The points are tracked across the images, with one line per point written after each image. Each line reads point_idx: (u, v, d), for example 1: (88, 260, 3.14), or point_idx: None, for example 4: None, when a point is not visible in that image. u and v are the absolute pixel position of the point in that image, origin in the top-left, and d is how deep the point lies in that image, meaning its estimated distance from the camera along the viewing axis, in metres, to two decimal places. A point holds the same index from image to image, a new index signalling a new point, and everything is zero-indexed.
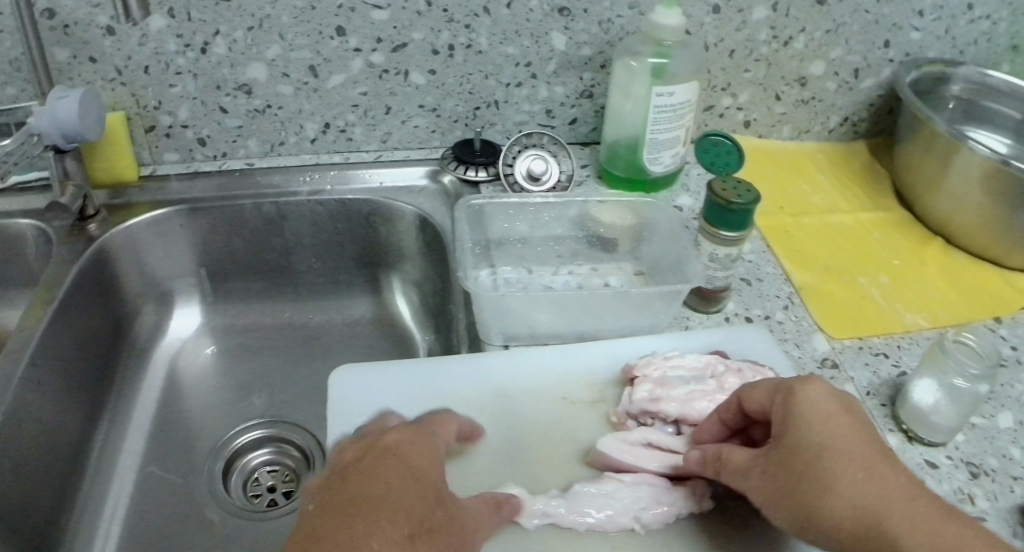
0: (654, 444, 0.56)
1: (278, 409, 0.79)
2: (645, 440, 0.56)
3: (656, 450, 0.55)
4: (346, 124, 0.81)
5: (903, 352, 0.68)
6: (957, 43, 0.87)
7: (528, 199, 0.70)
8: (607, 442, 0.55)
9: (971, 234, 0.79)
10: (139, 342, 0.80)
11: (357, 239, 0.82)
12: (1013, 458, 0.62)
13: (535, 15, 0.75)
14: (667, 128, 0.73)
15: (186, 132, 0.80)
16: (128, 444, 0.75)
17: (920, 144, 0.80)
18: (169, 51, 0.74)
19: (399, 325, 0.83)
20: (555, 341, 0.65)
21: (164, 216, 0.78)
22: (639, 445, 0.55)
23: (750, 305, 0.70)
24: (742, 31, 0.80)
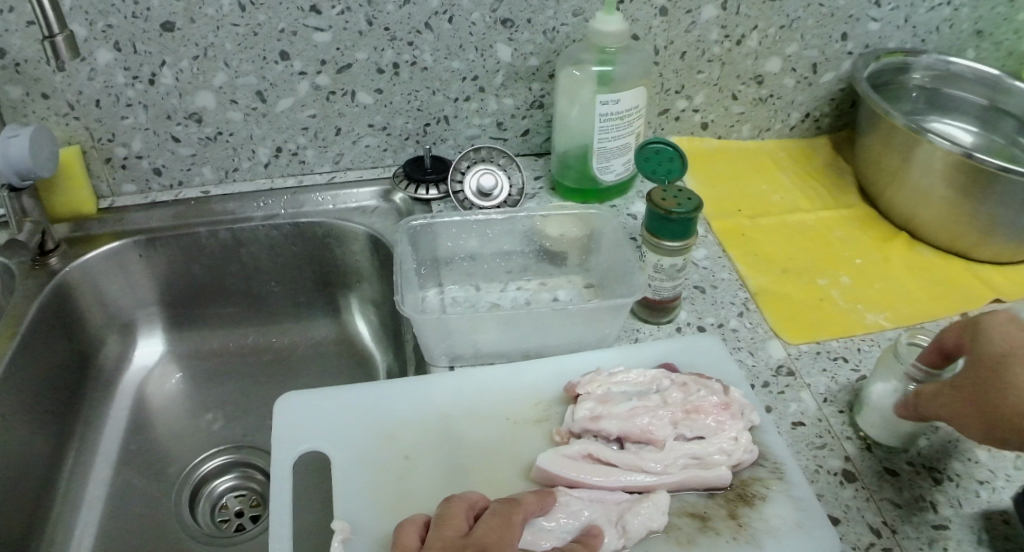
0: (594, 455, 0.58)
1: (242, 436, 0.79)
2: (584, 451, 0.58)
3: (591, 468, 0.57)
4: (298, 147, 0.81)
5: (863, 355, 0.68)
6: (917, 31, 0.86)
7: (470, 217, 0.70)
8: (546, 458, 0.57)
9: (936, 226, 0.78)
10: (104, 373, 0.81)
11: (315, 261, 0.83)
12: (979, 461, 0.61)
13: (478, 28, 0.74)
14: (617, 136, 0.72)
15: (141, 163, 0.80)
16: (94, 477, 0.74)
17: (881, 136, 0.79)
18: (118, 84, 0.74)
19: (359, 345, 0.84)
20: (499, 359, 0.67)
21: (122, 247, 0.79)
22: (578, 458, 0.57)
23: (703, 313, 0.71)
24: (692, 33, 0.79)
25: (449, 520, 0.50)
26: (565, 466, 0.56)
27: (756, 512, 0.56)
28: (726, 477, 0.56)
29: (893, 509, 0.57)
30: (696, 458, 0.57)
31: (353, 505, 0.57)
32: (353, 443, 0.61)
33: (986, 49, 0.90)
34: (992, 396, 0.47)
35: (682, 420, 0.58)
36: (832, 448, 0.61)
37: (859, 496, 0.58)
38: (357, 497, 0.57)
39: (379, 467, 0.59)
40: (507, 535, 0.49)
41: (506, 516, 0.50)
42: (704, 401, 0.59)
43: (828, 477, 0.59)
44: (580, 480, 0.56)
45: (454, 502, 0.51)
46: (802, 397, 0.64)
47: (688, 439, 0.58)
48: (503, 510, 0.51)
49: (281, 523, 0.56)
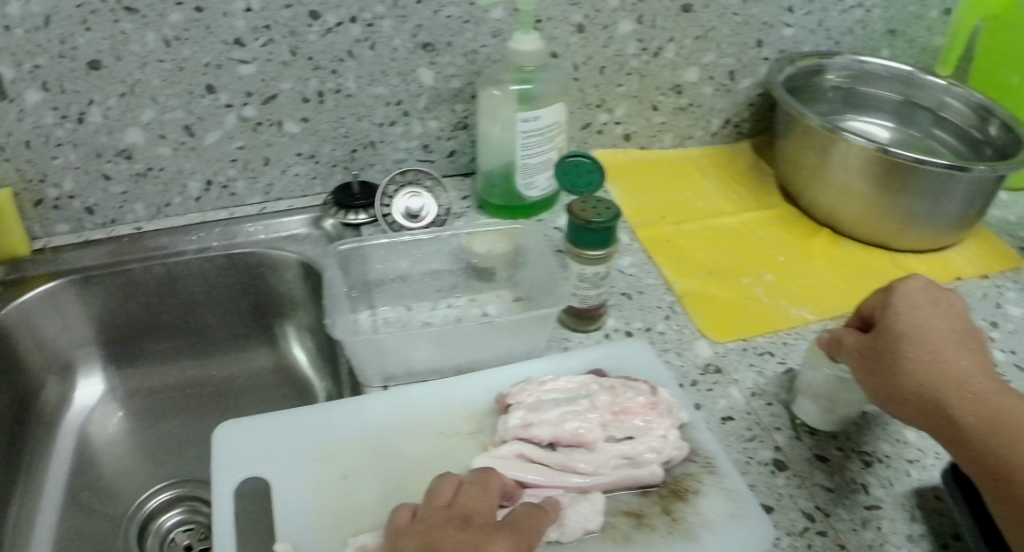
0: (528, 456, 0.59)
1: (190, 469, 0.79)
2: (517, 452, 0.59)
3: (515, 463, 0.58)
4: (228, 180, 0.82)
5: (789, 349, 0.71)
6: (832, 34, 0.90)
7: (397, 239, 0.70)
8: (482, 461, 0.59)
9: (856, 221, 0.81)
10: (47, 414, 0.80)
11: (249, 291, 0.83)
12: (908, 441, 0.65)
13: (400, 53, 0.76)
14: (540, 151, 0.74)
15: (73, 202, 0.80)
16: (41, 518, 0.74)
17: (798, 137, 0.82)
18: (48, 124, 0.74)
19: (297, 373, 0.84)
20: (432, 376, 0.68)
21: (57, 287, 0.79)
22: (511, 458, 0.59)
23: (630, 318, 0.73)
24: (610, 47, 0.81)
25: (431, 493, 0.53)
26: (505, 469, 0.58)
27: (689, 506, 0.59)
28: (658, 475, 0.59)
29: (825, 493, 0.60)
30: (628, 458, 0.59)
31: (295, 527, 0.58)
32: (287, 468, 0.62)
33: (900, 47, 0.94)
34: (899, 360, 0.54)
35: (611, 422, 0.61)
36: (762, 439, 0.64)
37: (791, 483, 0.61)
38: (298, 520, 0.58)
39: (319, 488, 0.60)
40: (487, 501, 0.52)
41: (481, 478, 0.54)
42: (631, 402, 0.62)
43: (760, 467, 0.62)
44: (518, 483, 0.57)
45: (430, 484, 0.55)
46: (730, 393, 0.67)
47: (618, 439, 0.60)
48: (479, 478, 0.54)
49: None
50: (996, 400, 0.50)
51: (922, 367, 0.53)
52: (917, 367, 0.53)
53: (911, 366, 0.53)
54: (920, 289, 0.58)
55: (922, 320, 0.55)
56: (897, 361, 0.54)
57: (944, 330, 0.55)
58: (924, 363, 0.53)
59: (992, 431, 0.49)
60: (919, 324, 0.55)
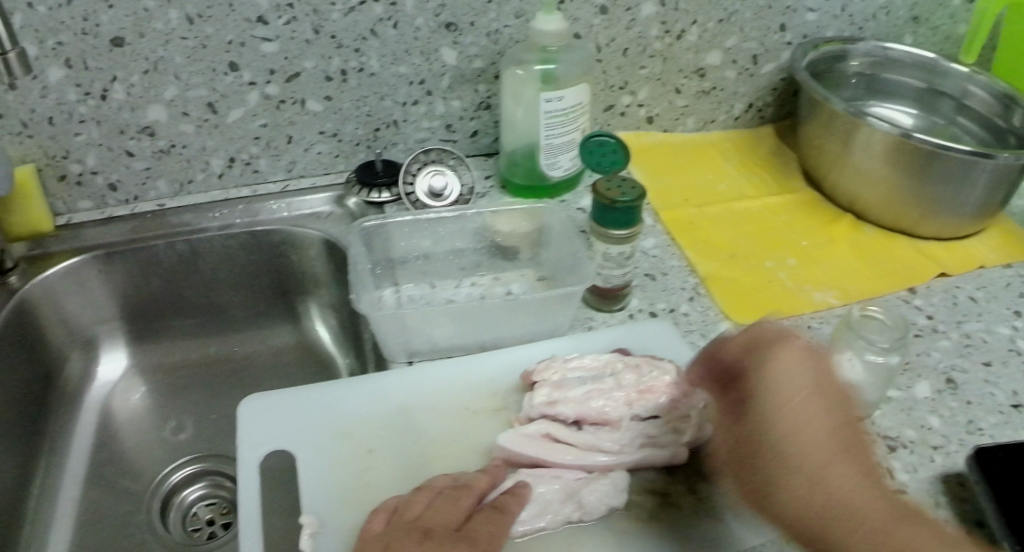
0: (553, 435, 0.59)
1: (212, 444, 0.80)
2: (542, 431, 0.59)
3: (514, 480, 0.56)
4: (250, 157, 0.82)
5: (813, 333, 0.70)
6: (855, 20, 0.89)
7: (422, 216, 0.71)
8: (506, 438, 0.59)
9: (879, 207, 0.81)
10: (70, 389, 0.81)
11: (271, 269, 0.84)
12: (933, 427, 0.64)
13: (423, 33, 0.76)
14: (563, 132, 0.74)
15: (96, 178, 0.80)
16: (63, 491, 0.75)
17: (821, 122, 0.81)
18: (71, 101, 0.74)
19: (320, 351, 0.84)
20: (456, 353, 0.68)
21: (80, 263, 0.79)
22: (535, 436, 0.59)
23: (654, 299, 0.72)
24: (632, 29, 0.80)
25: (409, 532, 0.51)
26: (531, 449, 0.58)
27: (714, 487, 0.59)
28: (683, 456, 0.60)
29: None
30: (651, 438, 0.60)
31: (320, 501, 0.58)
32: (312, 442, 0.62)
33: (923, 34, 0.93)
34: (778, 490, 0.51)
35: (635, 400, 0.60)
36: None
37: None
38: (324, 493, 0.59)
39: (344, 463, 0.60)
40: (460, 510, 0.53)
41: (470, 531, 0.51)
42: (657, 381, 0.61)
43: None
44: (541, 459, 0.58)
45: (409, 515, 0.53)
46: None
47: (644, 418, 0.60)
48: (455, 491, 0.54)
49: (252, 525, 0.57)
50: (873, 512, 0.48)
51: (795, 511, 0.50)
52: (788, 496, 0.51)
53: (786, 496, 0.51)
54: (795, 355, 0.52)
55: (796, 411, 0.51)
56: (765, 494, 0.52)
57: (805, 396, 0.51)
58: (824, 479, 0.49)
59: (852, 527, 0.48)
60: (791, 410, 0.51)
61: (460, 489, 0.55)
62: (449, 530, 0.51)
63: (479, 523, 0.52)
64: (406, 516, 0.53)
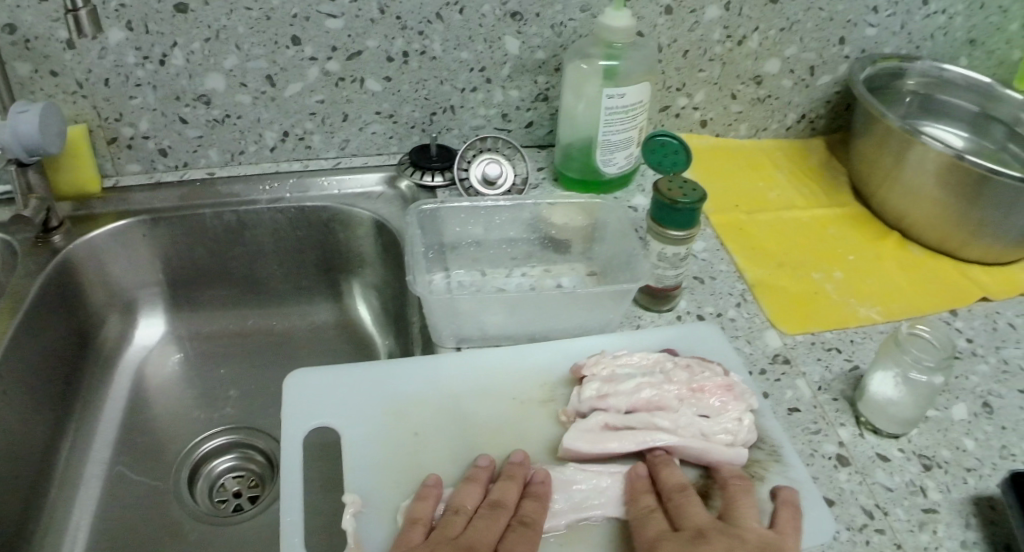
0: (609, 426, 0.59)
1: (246, 417, 0.79)
2: (600, 421, 0.59)
3: (545, 495, 0.56)
4: (305, 132, 0.82)
5: (856, 347, 0.70)
6: (914, 38, 0.89)
7: (478, 203, 0.71)
8: (567, 431, 0.58)
9: (926, 227, 0.80)
10: (105, 351, 0.81)
11: (318, 245, 0.84)
12: (967, 449, 0.62)
13: (487, 20, 0.76)
14: (620, 130, 0.74)
15: (147, 142, 0.80)
16: (94, 451, 0.75)
17: (875, 138, 0.81)
18: (128, 64, 0.74)
19: (360, 329, 0.85)
20: (504, 342, 0.69)
21: (126, 226, 0.79)
22: (593, 428, 0.59)
23: (702, 302, 0.73)
24: (696, 31, 0.80)
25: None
26: (583, 443, 0.58)
27: (754, 491, 0.58)
28: (742, 456, 0.58)
29: (885, 492, 0.59)
30: (703, 437, 0.58)
31: (361, 480, 0.58)
32: (358, 419, 0.62)
33: (978, 57, 0.92)
34: None
35: (688, 397, 0.60)
36: (827, 433, 0.63)
37: (852, 479, 0.60)
38: (366, 471, 0.59)
39: (387, 443, 0.60)
40: (496, 528, 0.53)
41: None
42: (708, 380, 0.61)
43: (823, 460, 0.61)
44: (596, 450, 0.58)
45: (446, 531, 0.52)
46: (798, 385, 0.66)
47: (696, 417, 0.59)
48: (491, 509, 0.54)
49: (293, 498, 0.57)
50: None
51: None
52: None
53: None
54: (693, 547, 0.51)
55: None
56: None
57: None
58: None
59: None
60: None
61: (496, 507, 0.54)
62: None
63: (515, 543, 0.52)
64: (443, 533, 0.52)
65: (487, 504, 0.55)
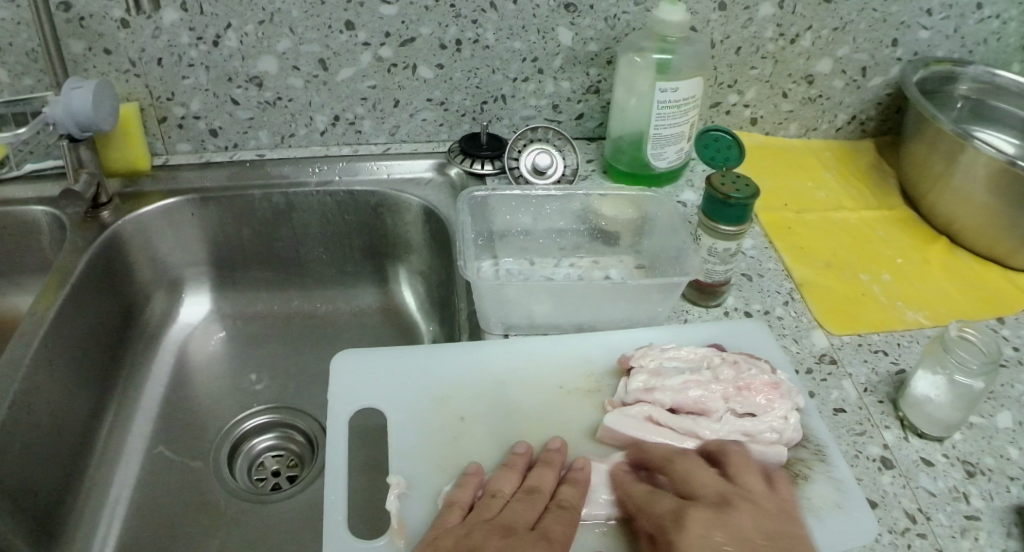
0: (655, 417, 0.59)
1: (285, 397, 0.80)
2: (645, 413, 0.59)
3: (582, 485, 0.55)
4: (355, 117, 0.82)
5: (902, 350, 0.69)
6: (967, 42, 0.88)
7: (529, 192, 0.72)
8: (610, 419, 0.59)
9: (976, 233, 0.79)
10: (150, 327, 0.82)
11: (363, 230, 0.84)
12: (1012, 458, 0.62)
13: (541, 11, 0.76)
14: (672, 124, 0.73)
15: (197, 123, 0.81)
16: (137, 424, 0.76)
17: (927, 141, 0.81)
18: (183, 44, 0.75)
19: (404, 314, 0.85)
20: (552, 331, 0.69)
21: (174, 205, 0.80)
22: (637, 420, 0.59)
23: (749, 299, 0.72)
24: (748, 29, 0.80)
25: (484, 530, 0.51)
26: (632, 431, 0.58)
27: (799, 490, 0.58)
28: (783, 455, 0.58)
29: (928, 497, 0.58)
30: (747, 435, 0.58)
31: (408, 462, 0.58)
32: (408, 403, 0.62)
33: None
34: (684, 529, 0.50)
35: (733, 395, 0.59)
36: (872, 435, 0.62)
37: (896, 482, 0.59)
38: (414, 453, 0.59)
39: (435, 426, 0.61)
40: (532, 511, 0.53)
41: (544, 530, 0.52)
42: (754, 378, 0.60)
43: (868, 462, 0.60)
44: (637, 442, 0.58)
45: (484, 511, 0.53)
46: (843, 386, 0.66)
47: (740, 414, 0.59)
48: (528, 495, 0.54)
49: (337, 477, 0.57)
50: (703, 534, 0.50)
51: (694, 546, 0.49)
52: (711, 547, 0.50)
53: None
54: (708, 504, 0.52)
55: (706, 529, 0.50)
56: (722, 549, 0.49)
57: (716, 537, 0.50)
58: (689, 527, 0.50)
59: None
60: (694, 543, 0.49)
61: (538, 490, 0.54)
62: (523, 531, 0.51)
63: (552, 523, 0.52)
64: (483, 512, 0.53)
65: (524, 490, 0.55)
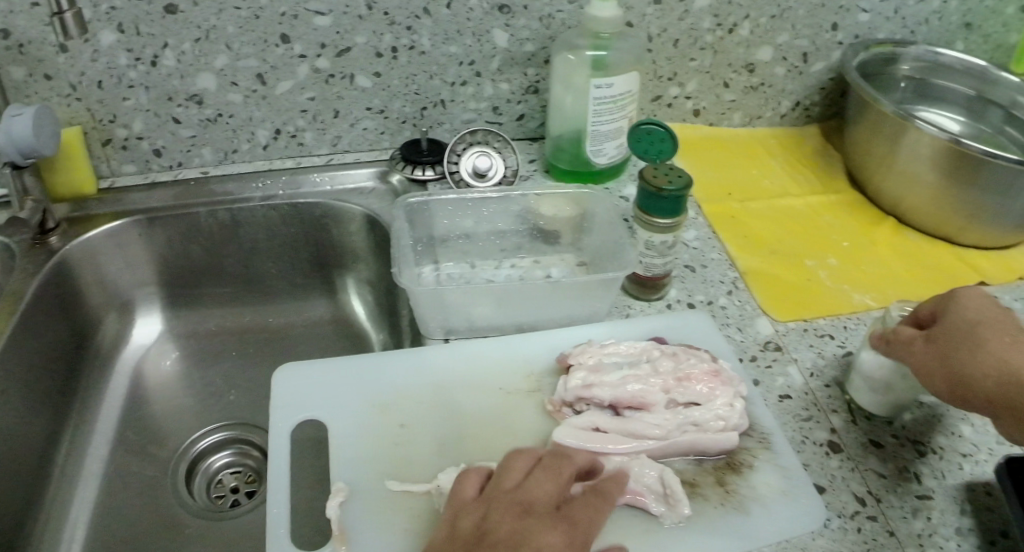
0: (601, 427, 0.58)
1: (241, 413, 0.80)
2: (593, 424, 0.58)
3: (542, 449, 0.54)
4: (297, 129, 0.82)
5: (849, 333, 0.69)
6: (907, 23, 0.88)
7: (466, 195, 0.71)
8: (561, 432, 0.57)
9: (922, 212, 0.79)
10: (103, 350, 0.81)
11: (311, 242, 0.84)
12: (962, 435, 0.62)
13: (475, 14, 0.76)
14: (609, 120, 0.74)
15: (141, 143, 0.81)
16: (93, 449, 0.76)
17: (869, 124, 0.81)
18: (121, 66, 0.75)
19: (354, 324, 0.85)
20: (493, 333, 0.69)
21: (121, 227, 0.80)
22: (587, 430, 0.58)
23: (693, 291, 0.72)
24: (685, 21, 0.80)
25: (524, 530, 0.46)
26: (578, 441, 0.57)
27: (744, 480, 0.58)
28: (734, 440, 0.58)
29: (878, 479, 0.58)
30: (695, 424, 0.58)
31: (348, 469, 0.58)
32: (348, 413, 0.62)
33: (975, 41, 0.91)
34: (972, 360, 0.52)
35: (674, 387, 0.59)
36: (818, 420, 0.62)
37: (844, 466, 0.59)
38: (354, 463, 0.58)
39: (375, 434, 0.60)
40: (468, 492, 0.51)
41: (569, 509, 0.49)
42: (694, 368, 0.60)
43: (814, 447, 0.60)
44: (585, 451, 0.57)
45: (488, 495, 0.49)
46: (789, 372, 0.66)
47: (681, 404, 0.59)
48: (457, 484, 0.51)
49: (280, 489, 0.57)
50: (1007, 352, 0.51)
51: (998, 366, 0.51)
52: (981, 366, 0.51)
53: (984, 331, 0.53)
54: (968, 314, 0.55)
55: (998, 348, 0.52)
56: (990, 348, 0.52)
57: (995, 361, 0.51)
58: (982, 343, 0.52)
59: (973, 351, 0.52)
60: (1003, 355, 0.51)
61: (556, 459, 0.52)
62: (555, 508, 0.49)
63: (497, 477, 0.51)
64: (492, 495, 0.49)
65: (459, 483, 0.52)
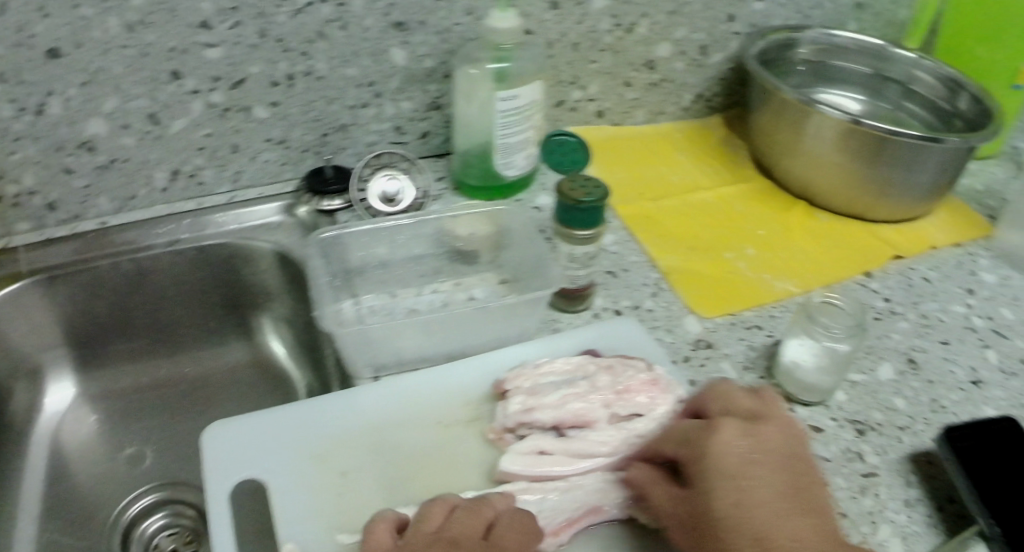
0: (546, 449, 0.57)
1: (171, 472, 0.77)
2: (538, 446, 0.58)
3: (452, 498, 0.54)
4: (195, 169, 0.79)
5: (775, 322, 0.70)
6: (802, 8, 0.89)
7: (381, 223, 0.69)
8: (507, 461, 0.57)
9: (832, 193, 0.81)
10: (16, 423, 0.76)
11: (222, 284, 0.81)
12: (898, 408, 0.63)
13: (372, 33, 0.74)
14: (517, 131, 0.73)
15: (33, 199, 0.75)
16: (20, 529, 0.70)
17: (772, 111, 0.81)
18: (3, 118, 0.69)
19: (274, 364, 0.83)
20: (423, 365, 0.67)
21: (20, 290, 0.74)
22: (532, 453, 0.57)
23: (617, 296, 0.72)
24: (584, 24, 0.80)
25: None
26: (524, 466, 0.57)
27: None
28: None
29: (824, 464, 0.59)
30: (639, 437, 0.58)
31: (296, 526, 0.55)
32: (284, 466, 0.59)
33: (866, 20, 0.94)
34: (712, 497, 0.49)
35: (614, 401, 0.59)
36: None
37: None
38: (300, 519, 0.56)
39: (316, 486, 0.58)
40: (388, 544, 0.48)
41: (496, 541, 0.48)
42: (632, 380, 0.60)
43: None
44: (532, 476, 0.56)
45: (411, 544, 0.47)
46: (723, 368, 0.66)
47: (623, 417, 0.59)
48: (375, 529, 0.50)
49: None
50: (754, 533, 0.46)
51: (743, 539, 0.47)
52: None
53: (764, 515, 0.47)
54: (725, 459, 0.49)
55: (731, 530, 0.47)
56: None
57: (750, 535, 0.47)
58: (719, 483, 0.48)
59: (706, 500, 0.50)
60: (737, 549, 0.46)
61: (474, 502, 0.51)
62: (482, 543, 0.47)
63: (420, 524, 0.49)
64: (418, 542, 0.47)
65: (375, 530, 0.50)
